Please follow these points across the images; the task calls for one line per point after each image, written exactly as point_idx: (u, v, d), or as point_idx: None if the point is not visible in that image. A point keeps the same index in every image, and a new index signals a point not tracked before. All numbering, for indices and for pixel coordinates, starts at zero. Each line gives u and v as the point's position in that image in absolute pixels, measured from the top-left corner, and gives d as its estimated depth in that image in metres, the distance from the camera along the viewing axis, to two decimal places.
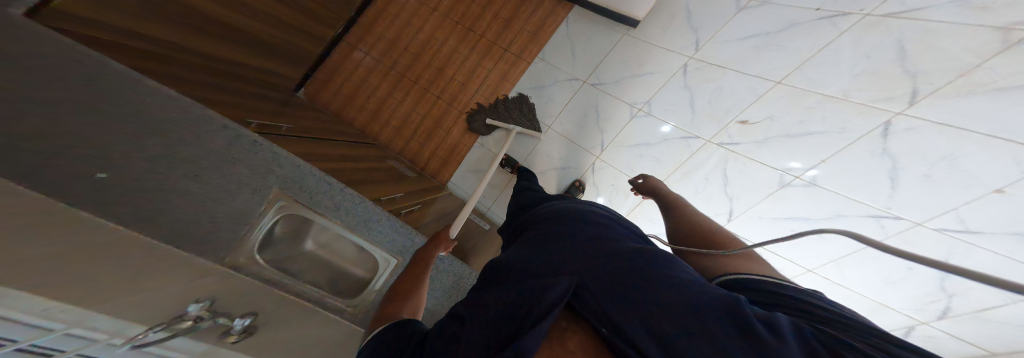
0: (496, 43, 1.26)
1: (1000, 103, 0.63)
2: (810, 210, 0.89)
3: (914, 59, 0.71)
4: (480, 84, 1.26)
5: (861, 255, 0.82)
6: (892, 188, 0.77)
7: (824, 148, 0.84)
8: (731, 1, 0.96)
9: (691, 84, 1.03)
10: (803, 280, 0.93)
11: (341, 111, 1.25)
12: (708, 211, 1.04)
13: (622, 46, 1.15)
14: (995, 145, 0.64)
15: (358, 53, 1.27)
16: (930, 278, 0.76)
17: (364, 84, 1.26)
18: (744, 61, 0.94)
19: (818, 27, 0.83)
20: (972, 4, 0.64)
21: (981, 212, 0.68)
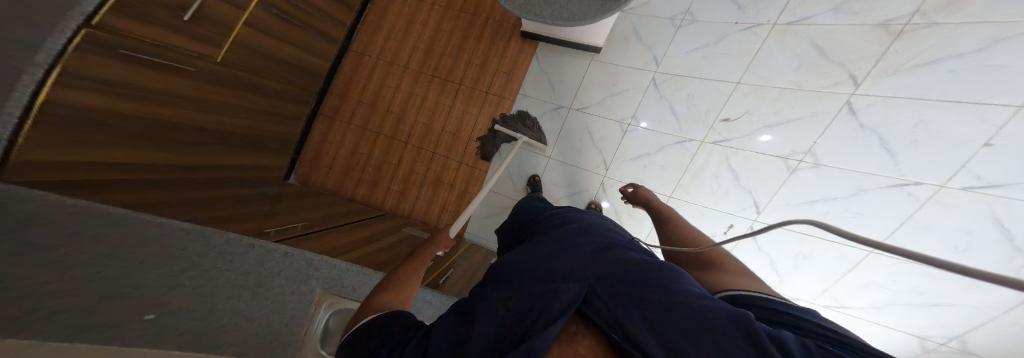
0: (476, 88, 1.36)
1: (923, 77, 0.75)
2: (832, 189, 0.87)
3: (836, 53, 0.87)
4: (472, 131, 1.35)
5: (912, 225, 0.77)
6: (893, 157, 0.79)
7: (809, 133, 0.89)
8: (669, 23, 1.14)
9: (665, 94, 1.12)
10: (868, 264, 0.85)
11: (337, 188, 1.36)
12: (732, 208, 1.01)
13: (593, 71, 1.25)
14: (953, 107, 0.71)
15: (339, 123, 1.39)
16: (995, 241, 0.68)
17: (356, 154, 1.37)
18: (701, 69, 1.07)
19: (745, 35, 1.01)
20: (845, 11, 0.87)
21: (994, 166, 0.68)
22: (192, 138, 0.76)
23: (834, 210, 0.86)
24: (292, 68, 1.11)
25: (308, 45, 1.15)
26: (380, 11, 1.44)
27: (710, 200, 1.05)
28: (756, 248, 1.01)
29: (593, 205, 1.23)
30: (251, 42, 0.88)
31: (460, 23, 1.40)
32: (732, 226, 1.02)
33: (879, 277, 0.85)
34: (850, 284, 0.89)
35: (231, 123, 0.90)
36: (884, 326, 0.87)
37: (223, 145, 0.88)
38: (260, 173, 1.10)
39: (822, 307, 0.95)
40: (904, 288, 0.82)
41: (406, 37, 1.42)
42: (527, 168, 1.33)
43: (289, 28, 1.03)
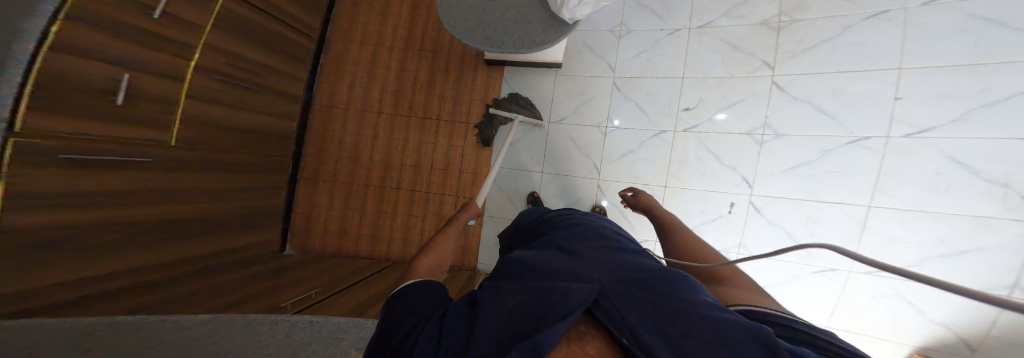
0: (457, 120, 1.38)
1: (822, 57, 1.02)
2: (805, 155, 1.03)
3: (745, 47, 1.11)
4: (461, 163, 1.37)
5: (887, 173, 0.94)
6: (835, 120, 1.00)
7: (757, 109, 1.09)
8: (610, 34, 1.27)
9: (629, 94, 1.23)
10: (878, 218, 0.95)
11: (340, 248, 1.37)
12: (727, 186, 1.11)
13: (561, 83, 1.32)
14: (856, 75, 0.99)
15: (323, 183, 1.38)
16: (964, 174, 0.86)
17: (351, 210, 1.38)
18: (650, 70, 1.21)
19: (674, 39, 1.19)
20: (737, 16, 1.13)
21: (918, 112, 0.91)
22: (152, 233, 0.78)
23: (816, 173, 1.02)
24: (256, 136, 1.13)
25: (269, 109, 1.17)
26: (334, 59, 1.40)
27: (704, 182, 1.14)
28: (766, 221, 1.07)
29: (597, 207, 1.25)
30: (201, 116, 0.91)
31: (426, 61, 1.40)
32: (734, 204, 1.10)
33: (895, 230, 0.92)
34: (875, 243, 0.95)
35: (201, 206, 0.92)
36: (934, 284, 0.89)
37: (199, 227, 0.91)
38: (254, 248, 1.13)
39: (863, 273, 0.97)
40: (926, 237, 0.89)
41: (371, 82, 1.41)
42: (524, 187, 1.35)
43: (243, 94, 1.04)
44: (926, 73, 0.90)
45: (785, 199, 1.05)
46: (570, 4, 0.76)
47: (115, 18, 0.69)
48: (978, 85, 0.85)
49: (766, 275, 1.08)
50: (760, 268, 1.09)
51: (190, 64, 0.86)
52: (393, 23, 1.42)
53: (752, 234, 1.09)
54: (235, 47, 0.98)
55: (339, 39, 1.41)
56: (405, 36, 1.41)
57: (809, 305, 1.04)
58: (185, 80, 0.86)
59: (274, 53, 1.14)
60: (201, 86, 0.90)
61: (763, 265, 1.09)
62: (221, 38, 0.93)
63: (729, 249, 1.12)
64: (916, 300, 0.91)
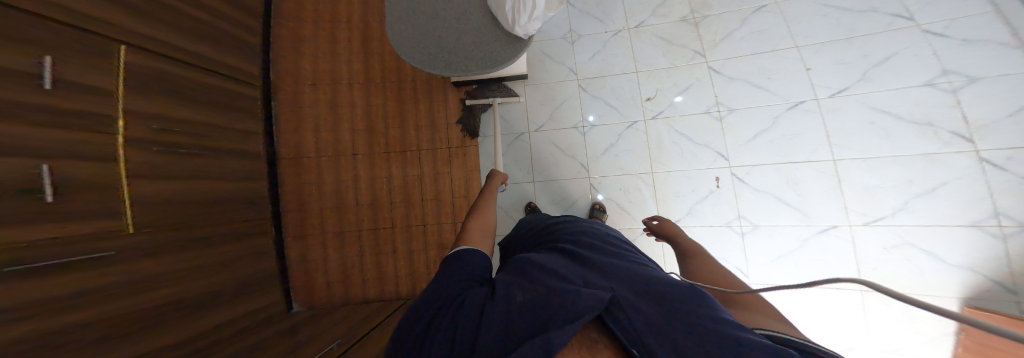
0: (440, 147, 1.40)
1: (745, 42, 1.27)
2: (762, 125, 1.22)
3: (677, 39, 1.31)
4: (451, 187, 1.37)
5: (834, 130, 1.17)
6: (772, 92, 1.23)
7: (706, 91, 1.27)
8: (564, 42, 1.39)
9: (596, 93, 1.34)
10: (857, 169, 1.14)
11: (347, 297, 1.33)
12: (708, 162, 1.24)
13: (531, 93, 1.39)
14: (777, 54, 1.24)
15: (314, 235, 1.32)
16: (891, 121, 1.13)
17: (348, 259, 1.34)
18: (606, 69, 1.34)
19: (618, 39, 1.35)
20: (662, 15, 1.34)
21: (828, 76, 1.20)
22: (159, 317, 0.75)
23: (774, 138, 1.21)
24: (241, 202, 1.09)
25: (246, 170, 1.13)
26: (288, 107, 1.31)
27: (684, 163, 1.26)
28: (754, 190, 1.21)
29: (597, 205, 1.29)
30: (188, 193, 0.90)
31: (392, 93, 1.41)
32: (719, 178, 1.23)
33: (870, 180, 1.13)
34: (858, 191, 1.14)
35: (194, 280, 0.87)
36: (926, 225, 1.08)
37: (200, 303, 0.87)
38: (270, 310, 1.12)
39: (863, 225, 1.12)
40: (901, 180, 1.11)
41: (337, 125, 1.37)
42: (518, 199, 1.35)
43: (222, 162, 1.03)
44: (818, 48, 1.21)
45: (758, 166, 1.21)
46: (521, 21, 0.80)
47: (72, 110, 0.65)
48: (861, 52, 1.18)
49: (781, 244, 1.18)
50: (770, 236, 1.19)
51: (118, 140, 0.74)
52: (345, 59, 1.40)
53: (747, 205, 1.21)
54: (200, 114, 0.97)
55: (289, 84, 1.32)
56: (361, 72, 1.40)
57: (836, 267, 1.13)
58: (122, 161, 0.75)
59: (230, 111, 1.09)
60: (174, 164, 0.87)
61: (770, 234, 1.19)
62: (177, 104, 0.89)
63: (731, 223, 1.22)
64: (915, 241, 1.08)
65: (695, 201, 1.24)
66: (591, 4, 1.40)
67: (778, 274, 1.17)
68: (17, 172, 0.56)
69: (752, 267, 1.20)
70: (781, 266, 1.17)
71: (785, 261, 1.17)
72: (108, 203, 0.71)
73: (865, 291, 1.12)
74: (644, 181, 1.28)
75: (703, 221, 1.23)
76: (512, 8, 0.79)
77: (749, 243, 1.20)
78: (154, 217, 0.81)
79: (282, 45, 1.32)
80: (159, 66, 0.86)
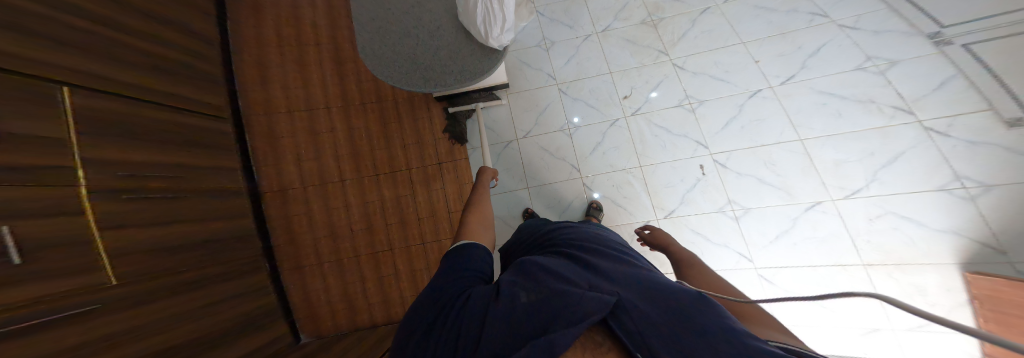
0: (431, 162, 1.39)
1: (701, 37, 1.34)
2: (728, 113, 1.27)
3: (641, 39, 1.37)
4: (446, 201, 1.37)
5: (793, 113, 1.23)
6: (730, 83, 1.29)
7: (676, 86, 1.32)
8: (537, 51, 1.43)
9: (576, 96, 1.37)
10: (825, 147, 1.19)
11: (351, 325, 1.29)
12: (690, 152, 1.27)
13: (515, 102, 1.41)
14: (730, 49, 1.31)
15: (310, 267, 1.28)
16: (839, 102, 1.20)
17: (348, 287, 1.30)
18: (580, 72, 1.38)
19: (587, 43, 1.40)
20: (624, 19, 1.40)
21: (776, 65, 1.27)
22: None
23: (745, 123, 1.25)
24: (229, 239, 1.07)
25: (228, 207, 1.10)
26: (263, 138, 1.30)
27: (669, 155, 1.28)
28: (737, 174, 1.24)
29: (595, 203, 1.30)
30: (166, 236, 0.87)
31: (375, 115, 1.41)
32: (703, 166, 1.26)
33: (836, 155, 1.18)
34: (831, 167, 1.18)
35: (190, 326, 0.84)
36: (905, 193, 1.11)
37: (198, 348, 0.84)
38: (274, 345, 1.08)
39: (845, 198, 1.16)
40: (864, 154, 1.16)
41: (320, 151, 1.35)
42: (515, 206, 1.35)
43: (203, 200, 1.00)
44: (762, 43, 1.30)
45: (732, 152, 1.25)
46: (494, 33, 0.82)
47: (35, 164, 0.63)
48: (795, 45, 1.28)
49: (774, 224, 1.20)
50: (762, 217, 1.21)
51: (80, 192, 0.70)
52: (319, 84, 1.39)
53: (734, 189, 1.23)
54: (179, 156, 0.95)
55: (261, 115, 1.31)
56: (340, 96, 1.40)
57: (831, 244, 1.16)
58: (89, 211, 0.71)
59: (199, 148, 1.05)
60: (151, 209, 0.85)
61: (762, 216, 1.21)
62: (154, 149, 0.89)
63: (724, 208, 1.24)
64: (895, 208, 1.12)
65: (686, 189, 1.26)
66: (560, 13, 1.44)
67: (779, 255, 1.19)
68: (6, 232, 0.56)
69: (754, 252, 1.21)
70: (780, 246, 1.19)
71: (784, 241, 1.19)
72: (86, 255, 0.68)
73: (868, 265, 1.13)
74: (634, 175, 1.30)
75: (697, 209, 1.25)
76: (483, 21, 0.81)
77: (744, 226, 1.22)
78: (137, 263, 0.78)
79: (248, 78, 1.32)
80: (122, 107, 0.84)
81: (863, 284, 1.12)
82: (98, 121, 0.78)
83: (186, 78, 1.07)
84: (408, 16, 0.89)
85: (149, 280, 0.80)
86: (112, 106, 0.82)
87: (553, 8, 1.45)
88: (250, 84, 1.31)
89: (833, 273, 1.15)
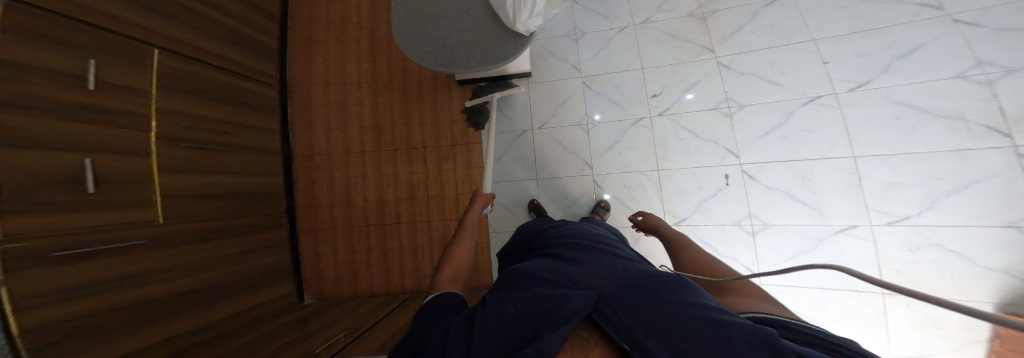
0: (443, 144, 1.40)
1: (758, 33, 1.23)
2: (775, 119, 1.18)
3: (685, 34, 1.29)
4: (455, 184, 1.38)
5: (853, 123, 1.12)
6: (784, 85, 1.19)
7: (715, 86, 1.25)
8: (566, 40, 1.39)
9: (599, 90, 1.33)
10: (874, 166, 1.10)
11: (353, 292, 1.34)
12: (717, 158, 1.22)
13: (535, 91, 1.39)
14: (792, 48, 1.20)
15: (322, 229, 1.38)
16: (916, 115, 1.07)
17: (356, 253, 1.36)
18: (610, 65, 1.33)
19: (622, 35, 1.34)
20: (669, 11, 1.32)
21: (849, 69, 1.14)
22: (158, 312, 0.76)
23: (788, 133, 1.17)
24: (253, 196, 1.14)
25: (255, 166, 1.17)
26: (302, 106, 1.42)
27: (691, 160, 1.24)
28: (763, 187, 1.18)
29: (602, 202, 1.28)
30: (191, 186, 0.91)
31: (397, 92, 1.43)
32: (728, 175, 1.21)
33: (892, 177, 1.08)
34: (881, 190, 1.09)
35: (213, 272, 0.92)
36: (957, 225, 1.02)
37: (218, 292, 0.92)
38: (279, 302, 1.14)
39: (886, 224, 1.08)
40: (928, 178, 1.05)
41: (346, 122, 1.42)
42: (520, 196, 1.35)
43: (227, 156, 1.04)
44: (837, 40, 1.17)
45: (767, 164, 1.18)
46: (521, 17, 0.79)
47: (81, 104, 0.68)
48: (884, 44, 1.13)
49: (793, 242, 1.16)
50: (782, 235, 1.17)
51: (151, 138, 0.82)
52: (354, 60, 1.45)
53: (757, 202, 1.19)
54: (212, 113, 1.00)
55: (304, 86, 1.42)
56: (370, 72, 1.45)
57: (854, 269, 1.10)
58: (154, 157, 0.82)
59: (239, 107, 1.12)
60: (179, 158, 0.88)
61: (782, 233, 1.16)
62: (190, 103, 0.93)
63: (741, 221, 1.20)
64: (941, 240, 1.03)
65: (703, 197, 1.23)
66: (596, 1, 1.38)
67: (791, 274, 1.16)
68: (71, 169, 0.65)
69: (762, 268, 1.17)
70: (797, 266, 1.14)
71: (800, 262, 1.15)
72: (124, 197, 0.75)
73: (887, 293, 1.08)
74: (648, 178, 1.27)
75: (710, 218, 1.22)
76: (513, 4, 0.78)
77: (759, 242, 1.18)
78: (159, 208, 0.82)
79: (298, 52, 1.44)
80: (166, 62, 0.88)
81: (875, 310, 1.09)
82: (132, 69, 0.80)
83: (234, 42, 1.12)
84: None
85: (169, 224, 0.84)
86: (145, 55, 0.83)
87: None
88: (297, 56, 1.44)
89: (844, 297, 1.12)
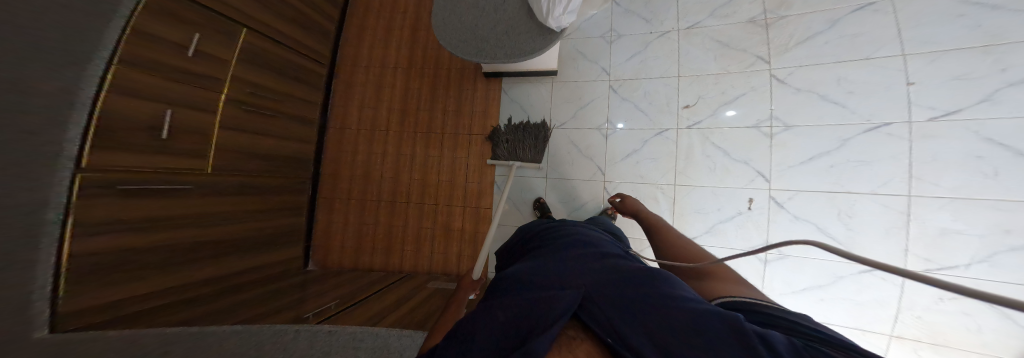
0: (460, 133, 1.40)
1: (828, 45, 1.14)
2: (824, 146, 1.12)
3: (738, 43, 1.23)
4: (467, 173, 1.38)
5: (926, 157, 1.02)
6: (846, 106, 1.11)
7: (762, 102, 1.18)
8: (602, 41, 1.36)
9: (626, 96, 1.30)
10: (926, 210, 1.01)
11: (355, 264, 1.38)
12: (744, 180, 1.18)
13: (558, 90, 1.37)
14: (867, 63, 1.10)
15: (338, 200, 1.41)
16: (997, 159, 0.95)
17: (366, 225, 1.40)
18: (644, 70, 1.30)
19: (664, 40, 1.30)
20: (727, 16, 1.25)
21: (930, 96, 1.03)
22: (176, 257, 0.81)
23: (836, 161, 1.10)
24: (285, 160, 1.21)
25: (292, 133, 1.24)
26: (344, 81, 1.47)
27: (715, 178, 1.20)
28: (791, 217, 1.13)
29: (609, 210, 1.24)
30: (229, 143, 0.97)
31: (427, 78, 1.45)
32: (753, 199, 1.16)
33: (948, 223, 0.99)
34: (927, 236, 1.01)
35: (234, 225, 0.98)
36: (1004, 283, 0.93)
37: (234, 248, 0.98)
38: (281, 265, 1.19)
39: (923, 271, 1.01)
40: (985, 229, 0.96)
41: (378, 101, 1.46)
42: (530, 193, 1.35)
43: (268, 120, 1.11)
44: (935, 58, 1.03)
45: (803, 192, 1.12)
46: (554, 13, 0.78)
47: (145, 57, 0.74)
48: (996, 66, 0.97)
49: (809, 276, 1.12)
50: (800, 268, 1.12)
51: (219, 97, 0.93)
52: (396, 41, 1.49)
53: (779, 231, 1.14)
54: (261, 79, 1.06)
55: (348, 63, 1.48)
56: (408, 54, 1.48)
57: (868, 310, 1.06)
58: (217, 114, 0.93)
59: (291, 79, 1.20)
60: (230, 116, 0.96)
61: (799, 265, 1.12)
62: (240, 68, 0.99)
63: (756, 249, 1.15)
64: None
65: (717, 218, 1.19)
66: (639, 4, 1.34)
67: (795, 306, 1.13)
68: (135, 120, 0.73)
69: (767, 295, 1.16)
70: (804, 299, 1.12)
71: (808, 295, 1.12)
72: (171, 147, 0.82)
73: (896, 336, 1.03)
74: (663, 191, 1.24)
75: (723, 241, 1.19)
76: None
77: (769, 271, 1.16)
78: (200, 160, 0.89)
79: (350, 27, 1.50)
80: (222, 25, 0.93)
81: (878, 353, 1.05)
82: (187, 25, 0.84)
83: (294, 15, 1.18)
84: None
85: (205, 174, 0.90)
86: (203, 16, 0.88)
87: None
88: (350, 31, 1.50)
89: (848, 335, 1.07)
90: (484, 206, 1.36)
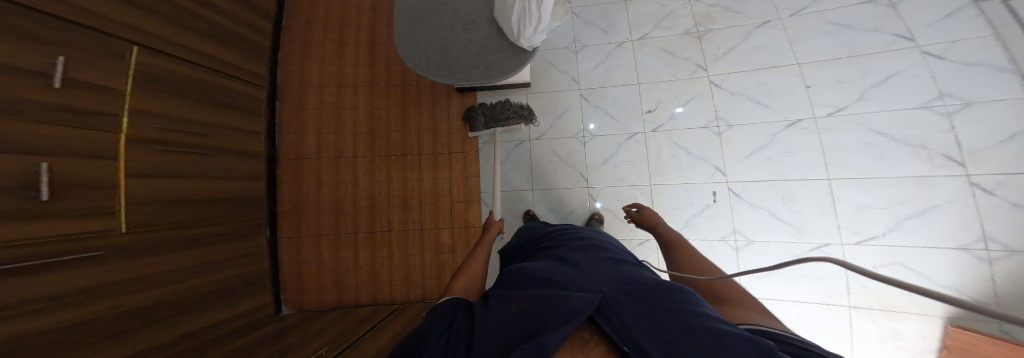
0: (442, 153, 1.39)
1: (749, 52, 1.32)
2: (761, 141, 1.26)
3: (679, 52, 1.38)
4: (450, 193, 1.36)
5: (830, 147, 1.19)
6: (768, 107, 1.27)
7: (706, 104, 1.33)
8: (568, 51, 1.46)
9: (597, 104, 1.39)
10: (847, 190, 1.16)
11: (337, 303, 1.28)
12: (705, 175, 1.28)
13: (535, 102, 1.43)
14: (779, 70, 1.28)
15: (308, 237, 1.32)
16: (884, 143, 1.14)
17: (347, 260, 1.31)
18: (609, 80, 1.40)
19: (622, 49, 1.43)
20: (665, 28, 1.41)
21: (824, 97, 1.22)
22: (106, 331, 0.69)
23: (772, 154, 1.24)
24: (226, 203, 1.09)
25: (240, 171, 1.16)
26: (293, 108, 1.40)
27: (682, 175, 1.30)
28: (749, 205, 1.24)
29: (597, 215, 1.30)
30: (149, 192, 0.85)
31: (396, 97, 1.44)
32: (716, 193, 1.27)
33: (862, 199, 1.15)
34: (850, 211, 1.16)
35: (177, 283, 0.87)
36: (920, 247, 1.08)
37: (183, 307, 0.87)
38: (247, 319, 1.06)
39: (854, 243, 1.14)
40: (894, 202, 1.12)
41: (341, 127, 1.41)
42: (517, 206, 1.36)
43: (195, 159, 0.99)
44: (820, 66, 1.24)
45: (751, 182, 1.25)
46: (526, 34, 0.82)
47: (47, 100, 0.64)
48: (862, 72, 1.19)
49: (774, 256, 1.21)
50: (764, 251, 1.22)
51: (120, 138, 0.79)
52: (351, 62, 1.48)
53: (742, 219, 1.24)
54: (187, 112, 0.97)
55: (296, 86, 1.42)
56: (368, 76, 1.47)
57: (826, 284, 1.17)
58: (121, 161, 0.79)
59: (231, 110, 1.14)
60: (139, 162, 0.83)
61: (764, 250, 1.22)
62: (159, 105, 0.89)
63: (726, 237, 1.25)
64: (905, 261, 1.09)
65: (691, 210, 1.28)
66: (596, 15, 1.47)
67: (768, 289, 1.22)
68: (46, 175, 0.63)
69: (743, 280, 1.24)
70: (773, 281, 1.21)
71: (776, 276, 1.21)
72: (92, 201, 0.72)
73: (853, 306, 1.14)
74: (641, 191, 1.31)
75: (699, 234, 1.27)
76: (519, 21, 0.81)
77: (743, 257, 1.23)
78: (112, 217, 0.76)
79: (296, 52, 1.44)
80: (147, 60, 0.87)
81: (842, 323, 1.15)
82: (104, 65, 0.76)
83: (225, 46, 1.12)
84: (444, 7, 0.91)
85: (122, 235, 0.78)
86: (113, 48, 0.79)
87: (590, 9, 1.48)
88: (303, 57, 1.45)
89: (816, 309, 1.17)
90: (470, 225, 1.34)
